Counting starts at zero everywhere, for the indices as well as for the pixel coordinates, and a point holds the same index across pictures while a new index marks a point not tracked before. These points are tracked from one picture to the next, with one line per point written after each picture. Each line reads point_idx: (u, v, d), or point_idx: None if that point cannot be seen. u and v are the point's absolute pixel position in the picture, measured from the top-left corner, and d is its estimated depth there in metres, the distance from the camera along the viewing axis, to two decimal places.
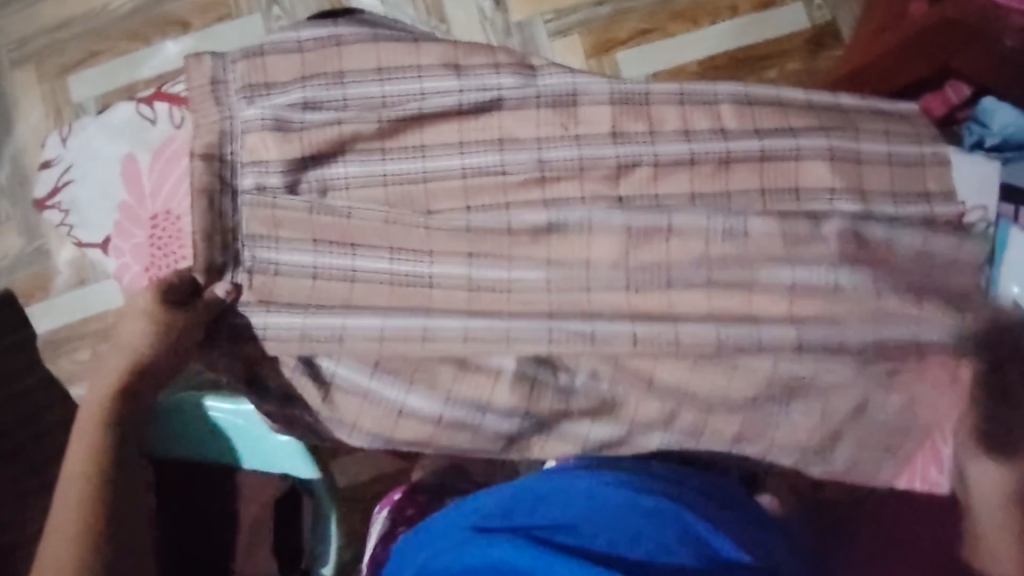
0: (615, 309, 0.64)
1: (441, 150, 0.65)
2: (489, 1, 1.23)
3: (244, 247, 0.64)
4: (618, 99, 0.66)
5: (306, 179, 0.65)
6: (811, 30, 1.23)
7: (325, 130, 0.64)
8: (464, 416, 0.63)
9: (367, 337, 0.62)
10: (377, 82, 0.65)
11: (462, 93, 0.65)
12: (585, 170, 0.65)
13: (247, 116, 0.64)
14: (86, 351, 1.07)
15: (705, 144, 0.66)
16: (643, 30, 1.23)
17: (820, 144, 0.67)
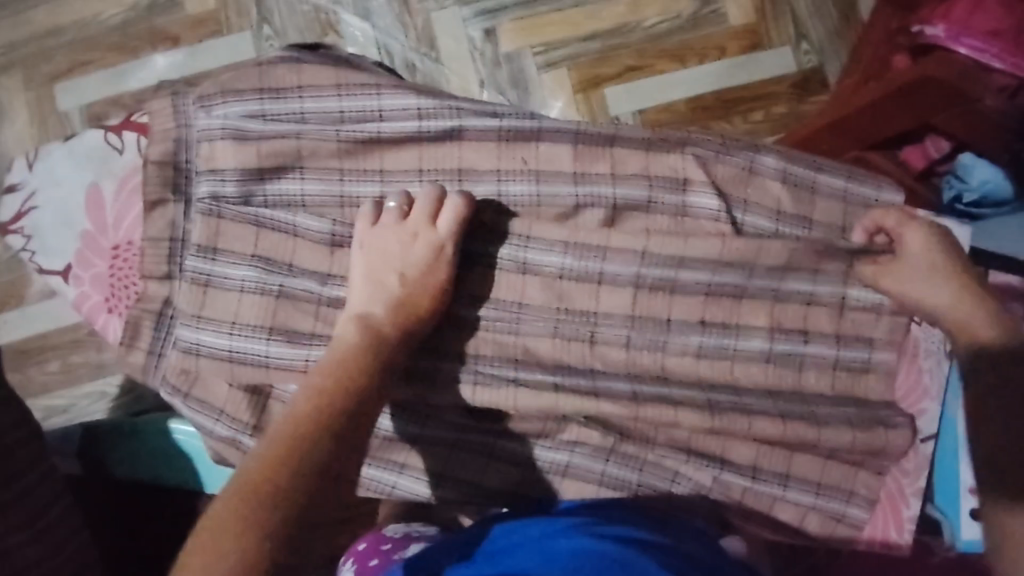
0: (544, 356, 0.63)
1: (401, 177, 0.62)
2: (479, 31, 1.23)
3: (187, 257, 0.60)
4: (581, 139, 0.64)
5: (260, 193, 0.61)
6: (797, 74, 1.25)
7: (279, 143, 0.61)
8: (408, 425, 0.64)
9: (292, 367, 0.59)
10: (337, 97, 0.62)
11: (422, 112, 0.62)
12: (542, 209, 0.63)
13: (205, 123, 0.62)
14: (55, 364, 1.09)
15: (665, 194, 0.64)
16: (632, 66, 1.25)
17: (780, 198, 0.66)
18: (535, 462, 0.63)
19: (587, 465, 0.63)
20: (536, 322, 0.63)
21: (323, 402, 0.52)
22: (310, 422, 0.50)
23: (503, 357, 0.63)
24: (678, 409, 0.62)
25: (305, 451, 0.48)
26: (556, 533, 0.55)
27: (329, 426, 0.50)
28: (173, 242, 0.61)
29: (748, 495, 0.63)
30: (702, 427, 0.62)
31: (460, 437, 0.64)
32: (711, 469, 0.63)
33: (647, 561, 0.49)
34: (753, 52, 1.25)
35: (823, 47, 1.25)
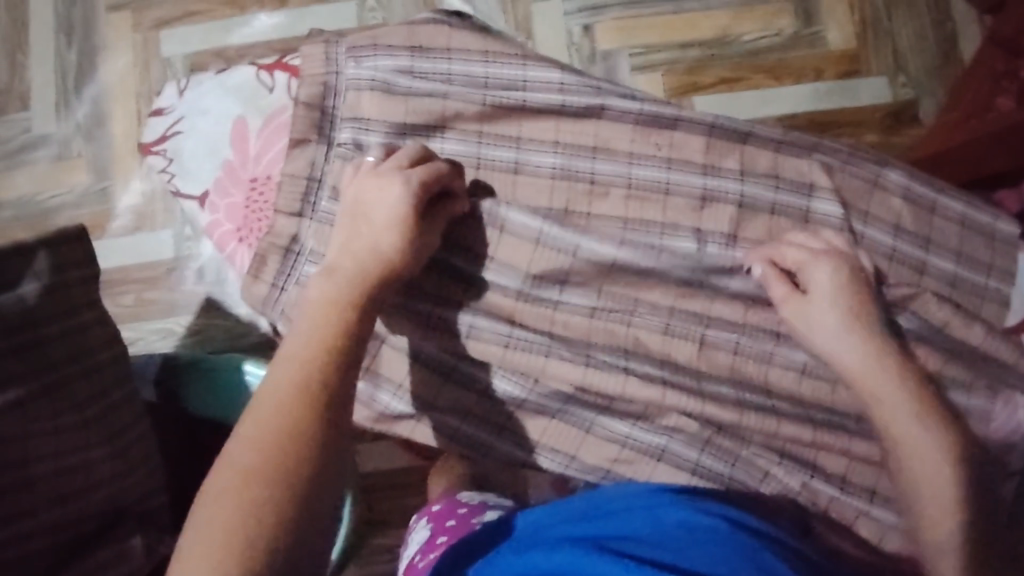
0: (651, 338, 0.64)
1: (536, 147, 0.63)
2: (579, 27, 1.26)
3: (326, 197, 0.62)
4: (715, 134, 0.65)
5: (400, 147, 0.63)
6: (891, 105, 1.25)
7: (424, 101, 0.63)
8: (509, 390, 0.64)
9: None
10: (483, 62, 0.64)
11: (564, 88, 0.64)
12: (670, 195, 0.64)
13: (355, 73, 0.63)
14: (133, 297, 1.13)
15: (791, 197, 0.66)
16: (728, 79, 1.25)
17: (894, 220, 0.67)
18: (630, 441, 0.64)
19: (682, 452, 0.63)
20: (648, 314, 0.64)
21: (299, 411, 0.48)
22: (281, 443, 0.46)
23: (608, 346, 0.64)
24: (778, 419, 0.64)
25: (283, 479, 0.45)
26: (660, 506, 0.57)
27: (304, 449, 0.47)
28: (309, 182, 0.62)
29: (834, 503, 0.64)
30: (803, 437, 0.64)
31: (560, 407, 0.65)
32: (801, 474, 0.63)
33: (738, 529, 0.53)
34: (851, 78, 1.26)
35: (922, 82, 1.25)
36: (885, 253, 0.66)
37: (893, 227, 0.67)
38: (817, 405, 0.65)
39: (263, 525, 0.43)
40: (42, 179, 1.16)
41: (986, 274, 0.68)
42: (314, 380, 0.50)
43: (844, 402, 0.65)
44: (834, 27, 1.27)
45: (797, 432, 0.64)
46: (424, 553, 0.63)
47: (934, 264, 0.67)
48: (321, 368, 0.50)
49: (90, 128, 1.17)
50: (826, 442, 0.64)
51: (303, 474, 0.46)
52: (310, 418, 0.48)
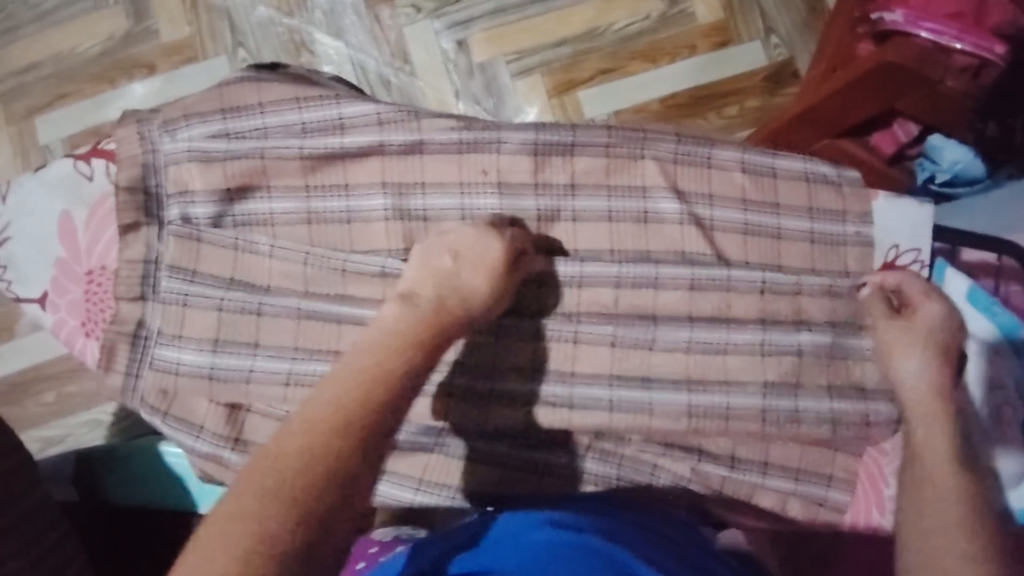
0: (518, 356, 0.64)
1: (364, 191, 0.63)
2: (451, 43, 1.25)
3: (165, 276, 0.62)
4: (541, 150, 0.65)
5: (231, 213, 0.63)
6: (769, 67, 1.27)
7: (243, 163, 0.63)
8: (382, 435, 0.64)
9: (272, 381, 0.61)
10: (297, 111, 0.63)
11: (380, 121, 0.64)
12: (504, 222, 0.64)
13: (172, 148, 0.63)
14: (51, 394, 1.11)
15: (624, 202, 0.66)
16: (606, 69, 1.27)
17: (735, 198, 0.68)
18: (511, 462, 0.64)
19: (566, 462, 0.64)
20: (516, 320, 0.64)
21: (302, 473, 0.40)
22: (267, 503, 0.39)
23: (480, 362, 0.64)
24: (652, 411, 0.63)
25: (325, 474, 0.41)
26: (526, 532, 0.53)
27: (336, 470, 0.41)
28: (147, 265, 0.62)
29: (728, 483, 0.65)
30: (680, 422, 0.63)
31: (436, 441, 0.64)
32: (689, 460, 0.64)
33: (615, 545, 0.51)
34: (723, 48, 1.27)
35: (794, 40, 1.28)
36: (736, 228, 0.67)
37: (739, 201, 0.68)
38: (703, 388, 0.63)
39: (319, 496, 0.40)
40: None
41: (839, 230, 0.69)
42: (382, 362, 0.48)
43: (737, 370, 0.64)
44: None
45: (672, 423, 0.63)
46: None
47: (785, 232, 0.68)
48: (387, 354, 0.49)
49: None
50: (712, 425, 0.63)
51: (360, 439, 0.43)
52: (309, 474, 0.40)
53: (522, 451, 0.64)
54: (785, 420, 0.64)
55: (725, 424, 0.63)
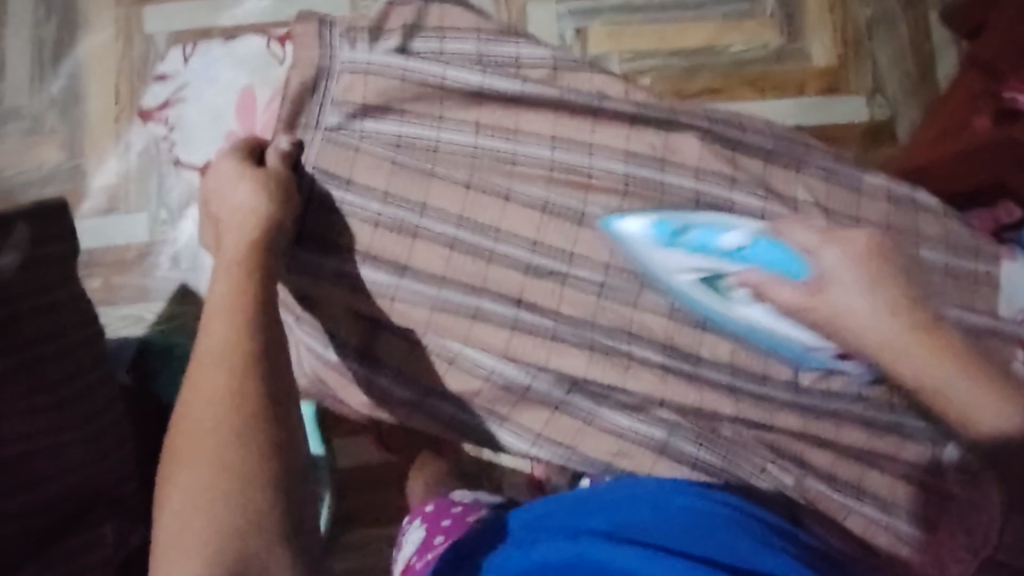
0: (651, 330, 0.65)
1: (532, 140, 0.64)
2: (571, 30, 1.27)
3: (318, 181, 0.62)
4: (712, 138, 0.67)
5: (394, 133, 0.63)
6: (869, 123, 1.29)
7: (423, 84, 0.63)
8: (515, 377, 0.65)
9: (419, 303, 0.63)
10: (476, 39, 0.65)
11: (556, 64, 0.66)
12: (665, 194, 0.65)
13: (351, 56, 0.62)
14: (98, 280, 1.13)
15: (781, 209, 0.67)
16: (714, 88, 1.27)
17: (879, 232, 0.69)
18: (630, 434, 0.65)
19: (682, 446, 0.65)
20: (656, 294, 0.65)
21: (211, 416, 0.50)
22: (210, 471, 0.49)
23: (614, 328, 0.65)
24: (771, 411, 0.66)
25: (238, 484, 0.48)
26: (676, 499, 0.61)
27: (240, 477, 0.48)
28: (307, 167, 0.62)
29: (828, 503, 0.65)
30: (792, 427, 0.66)
31: (563, 397, 0.66)
32: (795, 470, 0.65)
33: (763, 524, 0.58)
34: (831, 95, 1.29)
35: (898, 103, 1.29)
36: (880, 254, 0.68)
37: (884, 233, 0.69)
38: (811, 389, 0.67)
39: (239, 506, 0.47)
40: (14, 153, 1.15)
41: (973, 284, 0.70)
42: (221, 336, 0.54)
43: (841, 386, 0.67)
44: (817, 44, 1.30)
45: (789, 420, 0.66)
46: (422, 552, 0.68)
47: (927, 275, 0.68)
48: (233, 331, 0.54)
49: (63, 105, 1.17)
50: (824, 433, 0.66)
51: (259, 433, 0.50)
52: (244, 399, 0.51)
53: (648, 428, 0.65)
54: (877, 442, 0.67)
55: (834, 431, 0.66)
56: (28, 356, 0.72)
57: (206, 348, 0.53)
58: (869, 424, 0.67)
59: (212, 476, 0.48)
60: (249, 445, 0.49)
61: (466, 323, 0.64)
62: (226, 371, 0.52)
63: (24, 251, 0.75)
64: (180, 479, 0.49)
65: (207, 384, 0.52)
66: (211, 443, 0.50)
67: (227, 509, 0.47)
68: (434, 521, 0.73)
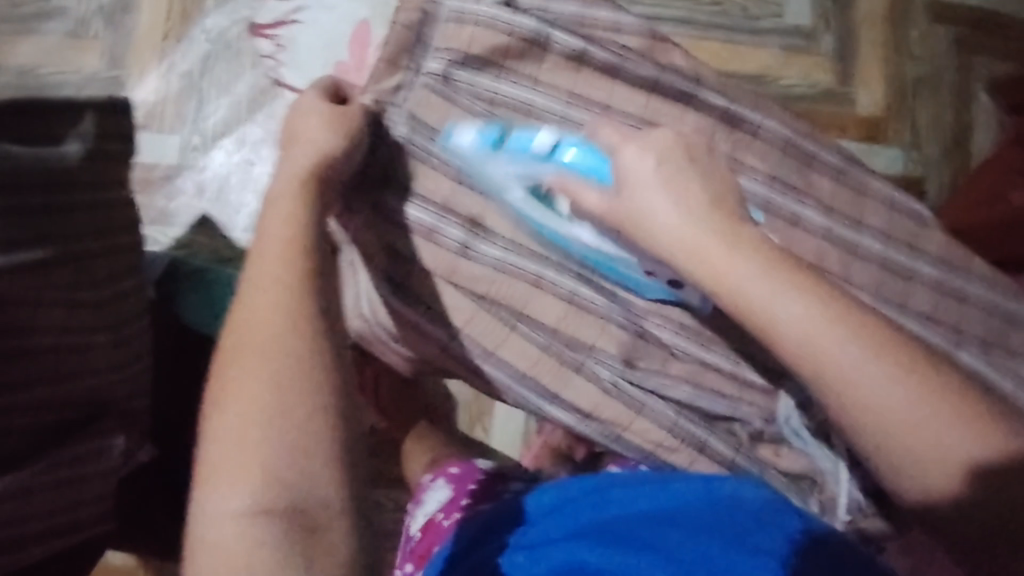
0: (707, 328, 0.64)
1: (621, 117, 0.63)
2: None
3: (405, 126, 0.61)
4: (786, 148, 0.67)
5: (487, 86, 0.62)
6: (899, 177, 1.32)
7: (524, 40, 0.62)
8: (566, 355, 0.63)
9: (486, 263, 0.62)
10: (580, 4, 0.64)
11: (653, 36, 0.66)
12: (739, 196, 0.64)
13: (460, 6, 0.61)
14: None
15: (841, 230, 0.67)
16: None
17: (931, 274, 0.70)
18: (676, 428, 0.64)
19: (721, 448, 0.64)
20: None
21: (270, 339, 0.46)
22: (268, 399, 0.44)
23: (669, 315, 0.64)
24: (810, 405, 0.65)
25: (302, 412, 0.44)
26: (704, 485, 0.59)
27: (305, 407, 0.44)
28: (396, 106, 0.61)
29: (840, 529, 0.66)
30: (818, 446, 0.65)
31: (612, 382, 0.63)
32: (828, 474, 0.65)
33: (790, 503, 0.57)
34: (870, 142, 1.32)
35: (930, 162, 1.33)
36: (931, 284, 0.69)
37: (936, 278, 0.70)
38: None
39: (305, 435, 0.43)
40: (53, 52, 1.12)
41: (1009, 332, 0.72)
42: (278, 257, 0.49)
43: None
44: (865, 90, 1.33)
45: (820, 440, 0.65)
46: (446, 512, 0.71)
47: (966, 313, 0.70)
48: (287, 257, 0.49)
49: (115, 13, 1.14)
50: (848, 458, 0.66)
51: (323, 366, 0.46)
52: (298, 322, 0.47)
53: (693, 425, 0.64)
54: None
55: None
56: (75, 247, 0.69)
57: (259, 267, 0.49)
58: None
59: (268, 401, 0.44)
60: (305, 365, 0.45)
61: (528, 290, 0.62)
62: (278, 294, 0.47)
63: (89, 144, 0.73)
64: (226, 400, 0.45)
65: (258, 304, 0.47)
66: (269, 367, 0.45)
67: (293, 439, 0.43)
68: (458, 488, 0.76)
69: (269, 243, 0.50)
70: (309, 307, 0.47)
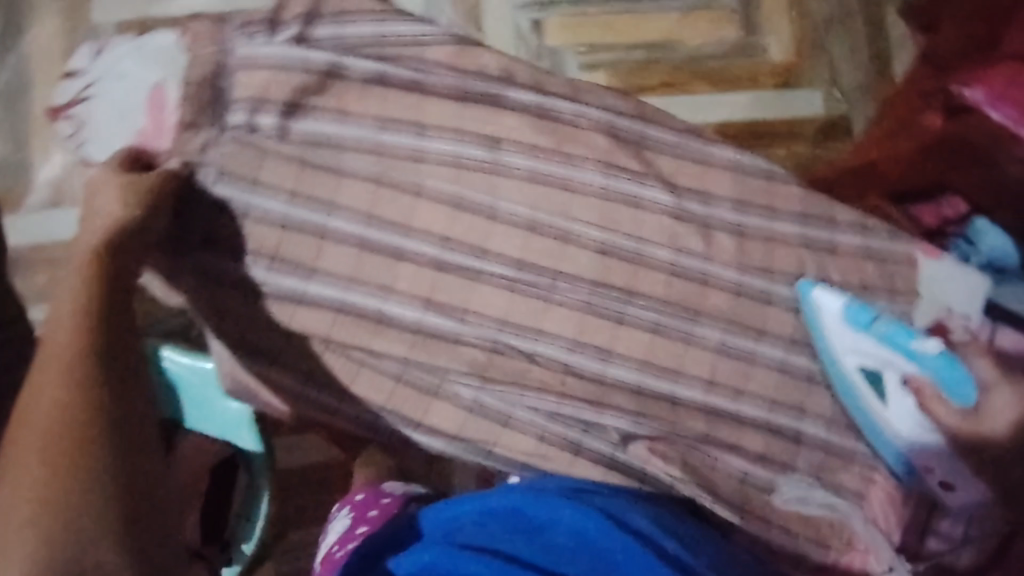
0: (564, 330, 0.62)
1: (440, 135, 0.61)
2: (528, 23, 1.25)
3: (218, 184, 0.60)
4: (618, 132, 0.65)
5: (297, 129, 0.60)
6: (822, 117, 1.28)
7: (323, 74, 0.60)
8: (421, 382, 0.63)
9: (324, 306, 0.61)
10: (376, 23, 0.62)
11: (460, 40, 0.63)
12: (573, 191, 0.63)
13: (248, 51, 0.60)
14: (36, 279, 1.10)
15: (692, 206, 0.64)
16: (664, 82, 1.26)
17: (796, 232, 0.67)
18: (547, 435, 0.63)
19: (597, 446, 0.63)
20: (571, 291, 0.62)
21: (49, 420, 0.46)
22: (39, 480, 0.44)
23: (523, 325, 0.62)
24: (680, 384, 0.63)
25: (73, 498, 0.44)
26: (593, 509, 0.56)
27: (77, 492, 0.44)
28: (201, 165, 0.59)
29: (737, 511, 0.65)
30: (696, 430, 0.64)
31: (474, 400, 0.63)
32: (714, 453, 0.65)
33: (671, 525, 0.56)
34: (785, 90, 1.28)
35: (852, 96, 1.29)
36: (795, 243, 0.66)
37: (802, 236, 0.67)
38: (746, 398, 0.65)
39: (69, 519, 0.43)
40: None
41: (892, 274, 0.69)
42: (67, 336, 0.49)
43: (760, 382, 0.65)
44: (773, 36, 1.29)
45: (696, 425, 0.64)
46: (342, 543, 0.66)
47: (841, 266, 0.67)
48: (75, 336, 0.49)
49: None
50: (727, 437, 0.65)
51: (104, 447, 0.46)
52: (79, 396, 0.47)
53: (566, 431, 0.63)
54: (786, 444, 0.66)
55: (738, 436, 0.65)
56: None
57: (48, 349, 0.49)
58: (790, 426, 0.66)
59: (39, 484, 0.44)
60: (85, 446, 0.45)
61: (373, 327, 0.61)
62: (61, 374, 0.47)
63: None
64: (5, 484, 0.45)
65: (44, 388, 0.47)
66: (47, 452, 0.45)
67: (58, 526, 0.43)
68: (359, 516, 0.71)
69: (58, 325, 0.50)
70: (92, 387, 0.47)
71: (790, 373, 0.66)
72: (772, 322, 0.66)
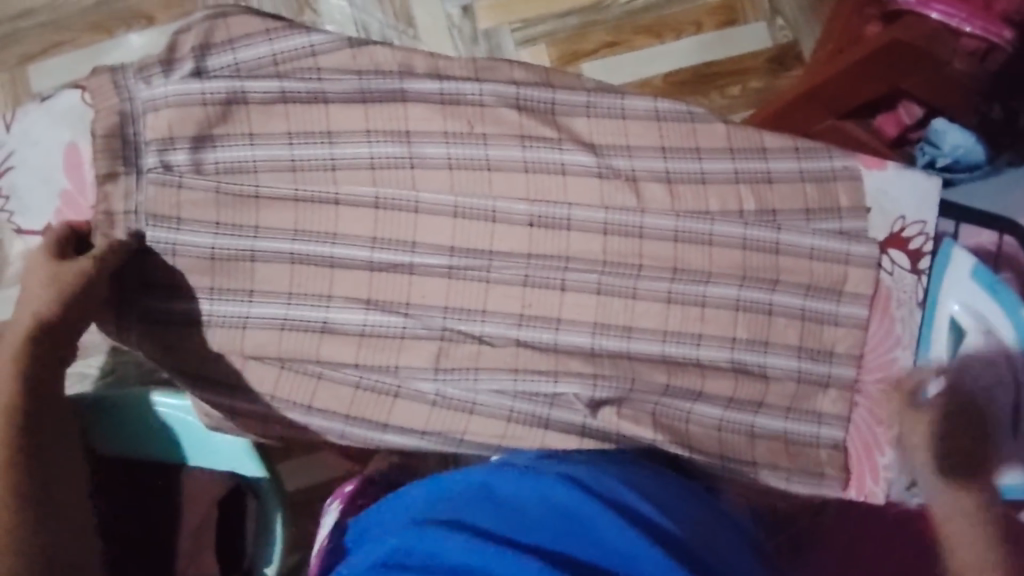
0: (508, 306, 0.64)
1: (348, 138, 0.63)
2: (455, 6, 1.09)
3: (146, 227, 0.60)
4: (525, 103, 0.65)
5: (211, 160, 0.61)
6: None
7: (226, 101, 0.61)
8: (379, 384, 0.63)
9: (268, 325, 0.62)
10: (266, 41, 0.63)
11: (352, 42, 0.64)
12: (492, 169, 0.64)
13: (149, 94, 0.61)
14: None
15: (613, 160, 0.65)
16: (610, 43, 1.11)
17: (725, 167, 0.66)
18: (515, 414, 0.63)
19: (562, 417, 0.63)
20: (506, 266, 0.64)
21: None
22: None
23: (467, 305, 0.63)
24: (632, 339, 0.64)
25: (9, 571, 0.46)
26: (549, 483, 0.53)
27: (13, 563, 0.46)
28: (128, 215, 0.60)
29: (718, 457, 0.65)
30: (657, 385, 0.64)
31: (435, 392, 0.63)
32: (683, 403, 0.65)
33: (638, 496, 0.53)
34: (726, 27, 1.12)
35: None
36: (726, 179, 0.66)
37: (731, 172, 0.66)
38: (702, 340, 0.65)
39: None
40: None
41: (834, 191, 0.67)
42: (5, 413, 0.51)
43: (715, 323, 0.65)
44: None
45: (655, 380, 0.64)
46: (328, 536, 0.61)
47: (781, 192, 0.67)
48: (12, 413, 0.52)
49: None
50: (690, 385, 0.64)
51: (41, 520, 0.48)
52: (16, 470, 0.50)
53: (525, 408, 0.63)
54: (755, 380, 0.66)
55: (703, 382, 0.65)
56: None
57: None
58: (752, 361, 0.66)
59: None
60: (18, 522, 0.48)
61: (317, 337, 0.62)
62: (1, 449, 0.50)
63: None
64: None
65: None
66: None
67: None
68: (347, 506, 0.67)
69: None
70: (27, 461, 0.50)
71: (748, 310, 0.65)
72: (716, 263, 0.65)
